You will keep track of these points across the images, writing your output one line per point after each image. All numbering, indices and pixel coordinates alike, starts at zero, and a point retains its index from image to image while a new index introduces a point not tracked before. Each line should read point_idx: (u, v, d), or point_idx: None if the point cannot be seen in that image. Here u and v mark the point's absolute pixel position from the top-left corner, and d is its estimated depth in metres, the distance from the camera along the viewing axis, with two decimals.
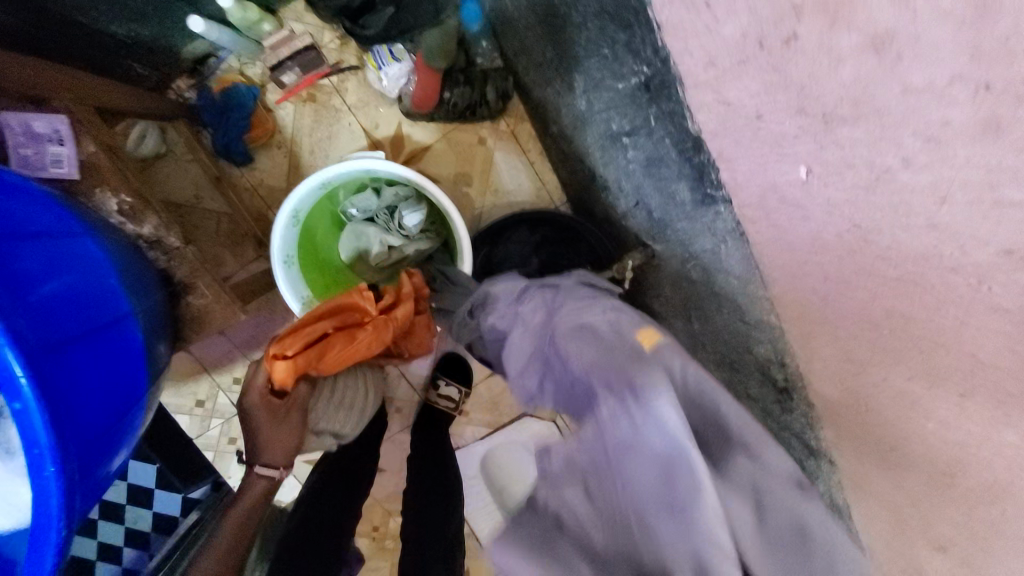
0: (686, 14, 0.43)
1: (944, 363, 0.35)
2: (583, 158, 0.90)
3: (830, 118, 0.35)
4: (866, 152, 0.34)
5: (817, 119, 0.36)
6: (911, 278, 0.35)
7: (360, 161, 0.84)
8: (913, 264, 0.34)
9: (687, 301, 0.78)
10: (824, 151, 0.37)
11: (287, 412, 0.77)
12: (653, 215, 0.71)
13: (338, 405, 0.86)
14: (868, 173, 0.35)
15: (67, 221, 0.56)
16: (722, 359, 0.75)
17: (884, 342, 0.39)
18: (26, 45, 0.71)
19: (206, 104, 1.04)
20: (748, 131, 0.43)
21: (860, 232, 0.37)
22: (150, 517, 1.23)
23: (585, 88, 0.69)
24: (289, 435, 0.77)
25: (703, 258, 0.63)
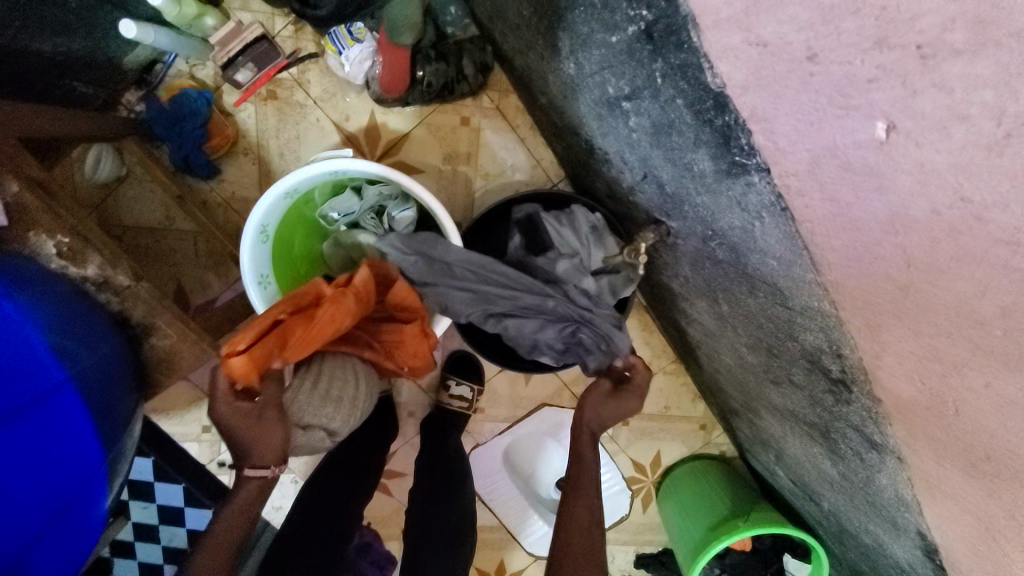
0: None
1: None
2: (577, 129, 0.79)
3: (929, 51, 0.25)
4: (992, 95, 0.24)
5: (913, 52, 0.26)
6: None
7: (327, 162, 0.74)
8: None
9: (711, 281, 0.68)
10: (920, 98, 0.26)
11: (262, 411, 0.69)
12: (665, 189, 0.61)
13: (322, 397, 0.76)
14: (993, 126, 0.24)
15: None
16: (757, 342, 0.67)
17: (993, 345, 0.30)
18: None
19: (156, 116, 0.94)
20: (795, 80, 0.32)
21: (970, 211, 0.27)
22: (184, 535, 1.21)
23: (571, 47, 0.58)
24: (274, 435, 0.69)
25: (730, 236, 0.53)
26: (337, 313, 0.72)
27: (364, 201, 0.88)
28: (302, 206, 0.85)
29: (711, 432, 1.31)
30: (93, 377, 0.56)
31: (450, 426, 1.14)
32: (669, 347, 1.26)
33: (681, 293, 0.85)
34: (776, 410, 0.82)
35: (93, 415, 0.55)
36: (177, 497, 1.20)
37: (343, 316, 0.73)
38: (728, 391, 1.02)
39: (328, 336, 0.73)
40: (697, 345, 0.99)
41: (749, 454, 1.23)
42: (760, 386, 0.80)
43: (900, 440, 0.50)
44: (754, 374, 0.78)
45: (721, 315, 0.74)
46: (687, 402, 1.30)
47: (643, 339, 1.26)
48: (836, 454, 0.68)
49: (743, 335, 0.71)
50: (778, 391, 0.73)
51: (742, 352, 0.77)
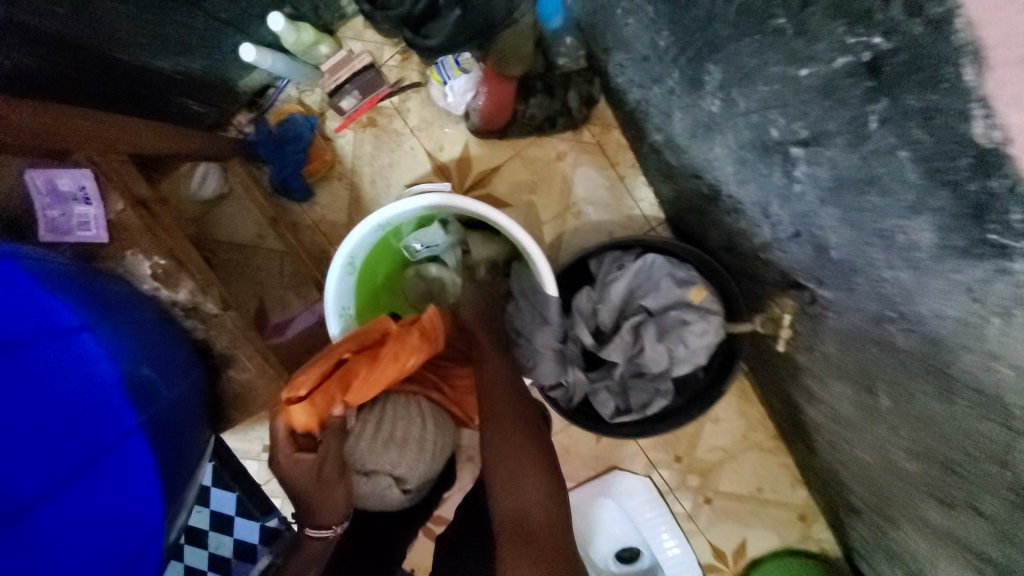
0: None
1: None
2: (700, 174, 0.70)
3: None
4: None
5: None
6: None
7: (426, 197, 0.70)
8: None
9: (870, 368, 0.55)
10: None
11: (319, 466, 0.64)
12: (828, 255, 0.50)
13: (386, 440, 0.71)
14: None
15: (60, 316, 0.48)
16: (931, 450, 0.53)
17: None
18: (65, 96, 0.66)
19: (262, 138, 0.96)
20: None
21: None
22: (231, 543, 1.17)
23: (723, 82, 0.50)
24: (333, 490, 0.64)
25: (931, 326, 0.41)
26: (403, 350, 0.70)
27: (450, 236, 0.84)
28: (392, 238, 0.82)
29: (811, 525, 1.11)
30: (165, 418, 0.54)
31: None
32: (769, 420, 1.09)
33: (810, 369, 0.72)
34: (932, 532, 0.65)
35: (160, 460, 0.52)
36: (230, 504, 1.17)
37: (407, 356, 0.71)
38: (851, 487, 0.85)
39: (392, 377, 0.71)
40: (816, 429, 0.84)
41: (861, 561, 1.03)
42: (913, 498, 0.64)
43: None
44: (908, 483, 0.62)
45: (872, 408, 0.60)
46: (785, 485, 1.12)
47: (737, 407, 1.10)
48: None
49: (905, 437, 0.56)
50: (947, 514, 0.57)
51: (894, 455, 0.62)
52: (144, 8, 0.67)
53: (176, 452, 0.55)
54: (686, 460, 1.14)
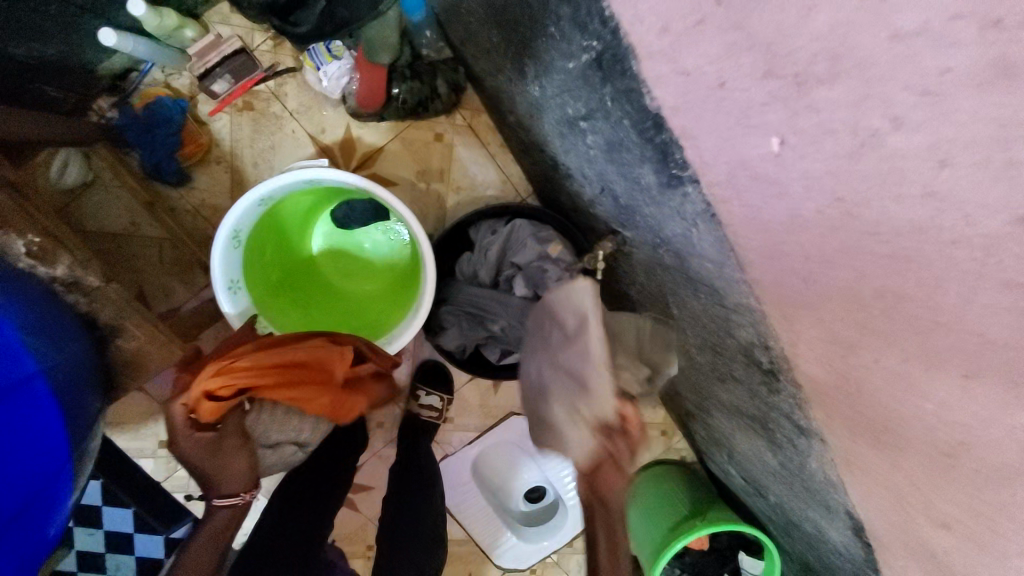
0: None
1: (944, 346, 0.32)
2: (543, 147, 0.85)
3: (802, 80, 0.32)
4: (847, 114, 0.31)
5: (789, 82, 0.33)
6: (903, 254, 0.32)
7: (302, 171, 0.77)
8: (904, 239, 0.31)
9: (663, 287, 0.74)
10: (798, 118, 0.34)
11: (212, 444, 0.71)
12: (620, 202, 0.67)
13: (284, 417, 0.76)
14: (851, 139, 0.31)
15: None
16: (704, 341, 0.73)
17: (873, 323, 0.37)
18: None
19: (128, 123, 0.95)
20: (710, 103, 0.39)
21: (845, 207, 0.34)
22: (134, 561, 1.16)
23: (535, 72, 0.65)
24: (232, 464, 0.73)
25: (675, 243, 0.60)
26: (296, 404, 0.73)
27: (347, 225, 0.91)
28: (275, 212, 0.87)
29: (671, 438, 1.37)
30: (62, 372, 0.56)
31: (420, 433, 1.16)
32: None
33: (639, 300, 0.91)
34: (726, 410, 0.87)
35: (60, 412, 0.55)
36: (128, 521, 1.15)
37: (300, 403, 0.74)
38: (684, 394, 1.08)
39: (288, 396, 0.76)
40: None
41: (706, 458, 1.29)
42: (709, 385, 0.85)
43: (823, 423, 0.56)
44: (704, 373, 0.84)
45: (672, 318, 0.80)
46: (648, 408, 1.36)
47: None
48: (776, 446, 0.74)
49: (691, 336, 0.77)
50: (725, 388, 0.79)
51: (692, 354, 0.83)
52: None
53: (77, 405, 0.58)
54: None
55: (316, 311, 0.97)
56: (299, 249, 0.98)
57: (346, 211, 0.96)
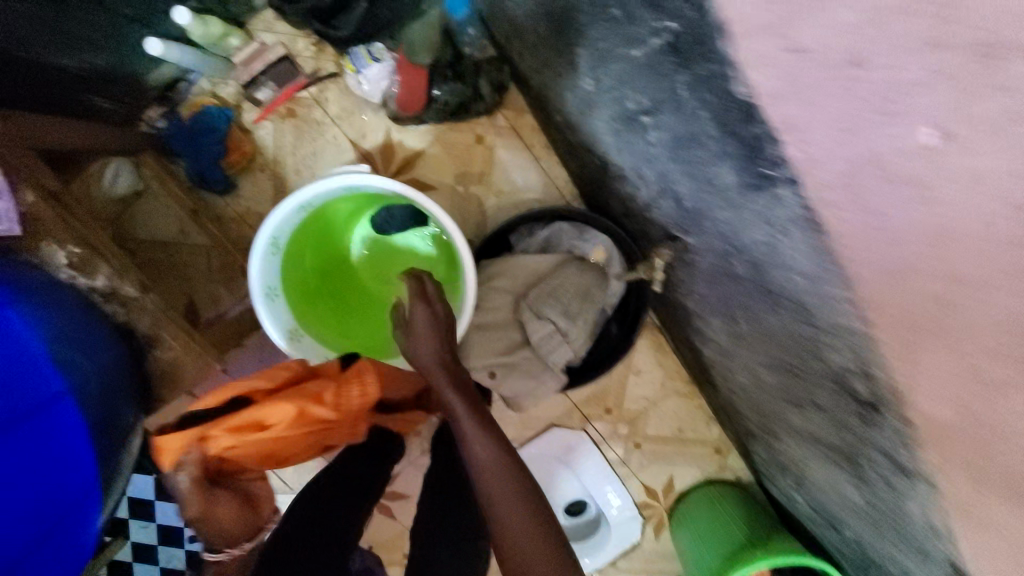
0: None
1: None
2: (592, 147, 0.80)
3: (988, 50, 0.25)
4: None
5: (971, 51, 0.26)
6: None
7: (340, 177, 0.75)
8: None
9: (730, 300, 0.67)
10: (970, 101, 0.27)
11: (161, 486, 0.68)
12: (685, 206, 0.60)
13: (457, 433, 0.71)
14: None
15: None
16: (777, 361, 0.65)
17: None
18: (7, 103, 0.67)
19: (176, 132, 0.97)
20: (834, 84, 0.33)
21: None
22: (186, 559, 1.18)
23: (590, 62, 0.59)
24: (216, 505, 0.66)
25: (754, 253, 0.52)
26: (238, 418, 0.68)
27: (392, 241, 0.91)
28: (316, 218, 0.86)
29: (725, 457, 1.27)
30: (91, 387, 0.59)
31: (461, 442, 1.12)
32: (683, 368, 1.23)
33: (698, 312, 0.83)
34: (797, 435, 0.78)
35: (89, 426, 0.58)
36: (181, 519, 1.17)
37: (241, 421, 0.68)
38: (745, 413, 0.98)
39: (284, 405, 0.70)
40: (713, 366, 0.98)
41: (765, 481, 1.19)
42: (778, 407, 0.77)
43: (934, 465, 0.47)
44: (773, 395, 0.75)
45: (739, 335, 0.72)
46: (701, 424, 1.27)
47: (657, 360, 1.23)
48: (863, 482, 0.65)
49: (763, 354, 0.69)
50: (798, 413, 0.70)
51: (761, 374, 0.75)
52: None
53: (108, 418, 0.61)
54: (616, 412, 1.26)
55: (351, 317, 0.94)
56: (339, 254, 0.95)
57: (386, 216, 0.94)
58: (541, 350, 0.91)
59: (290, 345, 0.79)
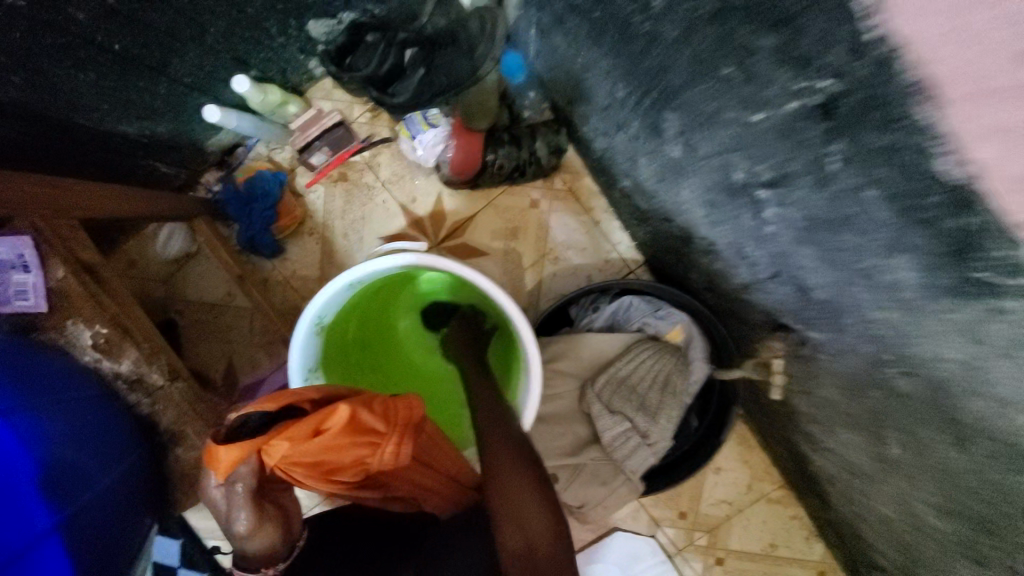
0: None
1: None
2: (670, 217, 0.69)
3: None
4: None
5: None
6: None
7: (395, 257, 0.67)
8: None
9: (872, 414, 0.51)
10: None
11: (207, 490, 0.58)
12: (809, 294, 0.48)
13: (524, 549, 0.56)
14: None
15: None
16: (951, 504, 0.47)
17: None
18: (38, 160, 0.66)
19: (230, 197, 0.96)
20: None
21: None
22: None
23: (681, 126, 0.49)
24: (261, 522, 0.57)
25: (932, 368, 0.38)
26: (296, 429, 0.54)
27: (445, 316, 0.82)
28: (363, 293, 0.78)
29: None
30: (90, 510, 0.51)
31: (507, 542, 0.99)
32: (772, 467, 1.02)
33: (811, 416, 0.67)
34: None
35: (75, 553, 0.49)
36: None
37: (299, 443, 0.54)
38: (871, 542, 0.76)
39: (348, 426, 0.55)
40: (823, 477, 0.78)
41: None
42: (940, 556, 0.57)
43: None
44: (932, 539, 0.55)
45: (881, 456, 0.55)
46: (799, 539, 1.03)
47: (740, 455, 1.03)
48: None
49: (922, 489, 0.51)
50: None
51: (913, 510, 0.56)
52: (105, 75, 0.65)
53: (108, 546, 0.53)
54: (691, 517, 1.05)
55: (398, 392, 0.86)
56: (390, 323, 0.88)
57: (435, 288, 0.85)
58: (617, 452, 0.79)
59: None
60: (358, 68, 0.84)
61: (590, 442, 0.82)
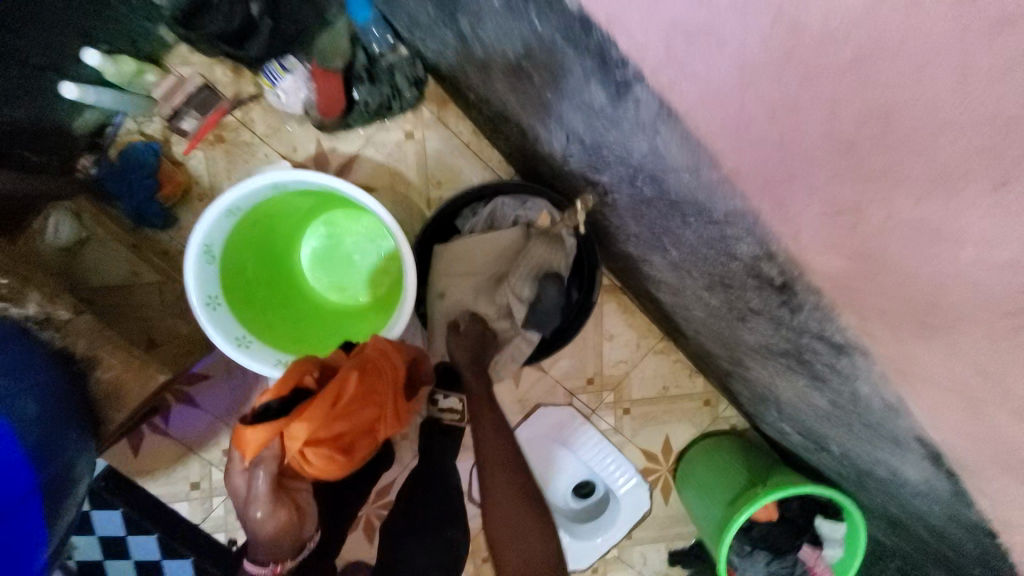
0: None
1: (943, 149, 0.31)
2: (505, 115, 0.82)
3: None
4: None
5: None
6: (875, 65, 0.31)
7: (264, 176, 0.76)
8: (869, 58, 0.31)
9: (654, 227, 0.68)
10: None
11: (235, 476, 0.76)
12: (586, 141, 0.63)
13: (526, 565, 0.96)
14: None
15: None
16: (710, 276, 0.66)
17: (859, 158, 0.35)
18: None
19: (108, 174, 0.98)
20: None
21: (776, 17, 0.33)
22: None
23: (471, 25, 0.63)
24: (280, 505, 0.76)
25: (649, 166, 0.55)
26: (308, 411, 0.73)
27: None
28: (253, 228, 0.87)
29: (716, 406, 1.26)
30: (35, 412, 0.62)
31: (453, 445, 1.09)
32: (654, 325, 1.23)
33: (640, 255, 0.85)
34: (756, 353, 0.78)
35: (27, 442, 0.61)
36: None
37: (309, 422, 0.72)
38: (715, 352, 0.97)
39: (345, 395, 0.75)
40: (674, 311, 0.98)
41: (757, 421, 1.18)
42: (732, 328, 0.76)
43: (857, 328, 0.48)
44: (723, 317, 0.75)
45: (675, 263, 0.73)
46: (685, 378, 1.26)
47: (626, 321, 1.23)
48: (819, 382, 0.64)
49: (698, 276, 0.69)
50: (747, 327, 0.70)
51: (705, 299, 0.75)
52: None
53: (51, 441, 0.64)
54: (598, 381, 1.26)
55: (304, 326, 0.95)
56: (287, 267, 0.97)
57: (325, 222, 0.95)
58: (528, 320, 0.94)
59: (243, 353, 0.80)
60: (206, 25, 0.88)
61: (501, 321, 0.97)
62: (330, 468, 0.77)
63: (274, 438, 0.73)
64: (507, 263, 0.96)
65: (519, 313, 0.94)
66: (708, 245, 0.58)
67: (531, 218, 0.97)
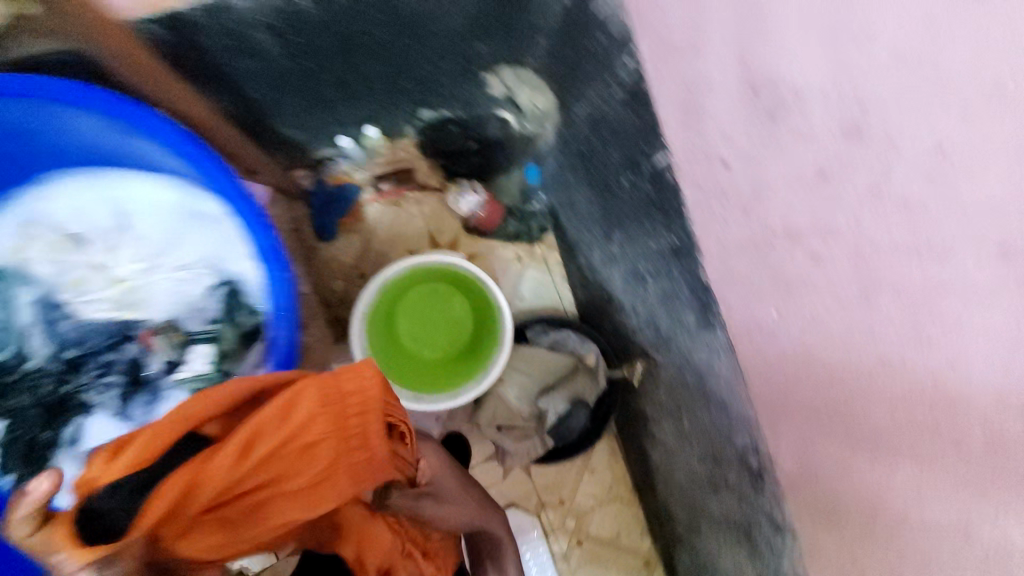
0: (716, 206, 0.71)
1: (858, 433, 0.62)
2: (604, 285, 1.20)
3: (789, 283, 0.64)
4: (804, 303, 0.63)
5: (783, 282, 0.65)
6: (843, 391, 0.62)
7: (441, 256, 1.15)
8: (844, 388, 0.62)
9: (680, 402, 1.00)
10: (786, 300, 0.65)
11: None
12: (660, 332, 0.99)
13: None
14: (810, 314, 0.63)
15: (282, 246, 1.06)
16: (706, 451, 0.96)
17: (823, 424, 0.66)
18: (240, 123, 1.14)
19: (315, 190, 1.32)
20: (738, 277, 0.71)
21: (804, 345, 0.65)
22: None
23: (621, 239, 1.03)
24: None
25: (698, 367, 0.89)
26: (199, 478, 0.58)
27: (449, 311, 1.22)
28: (401, 280, 1.19)
29: (653, 570, 1.44)
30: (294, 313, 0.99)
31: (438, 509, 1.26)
32: (627, 477, 1.47)
33: (654, 416, 1.15)
34: (713, 522, 1.04)
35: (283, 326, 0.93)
36: None
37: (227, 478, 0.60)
38: (676, 514, 1.22)
39: (251, 444, 0.61)
40: (656, 469, 1.25)
41: None
42: (703, 495, 1.04)
43: (793, 515, 0.77)
44: (700, 485, 1.03)
45: (682, 432, 1.04)
46: (636, 533, 1.47)
47: (609, 464, 1.48)
48: (755, 555, 0.91)
49: (696, 447, 1.00)
50: (717, 497, 0.98)
51: (693, 466, 1.04)
52: (303, 104, 1.14)
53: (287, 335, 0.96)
54: (567, 504, 1.46)
55: (395, 359, 1.20)
56: (388, 312, 1.19)
57: (431, 293, 1.22)
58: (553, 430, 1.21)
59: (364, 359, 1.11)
60: (436, 142, 1.34)
61: (531, 423, 1.23)
62: (229, 546, 0.64)
63: (133, 528, 0.56)
64: (553, 380, 1.25)
65: (551, 422, 1.22)
66: (716, 429, 0.90)
67: (581, 355, 1.26)
